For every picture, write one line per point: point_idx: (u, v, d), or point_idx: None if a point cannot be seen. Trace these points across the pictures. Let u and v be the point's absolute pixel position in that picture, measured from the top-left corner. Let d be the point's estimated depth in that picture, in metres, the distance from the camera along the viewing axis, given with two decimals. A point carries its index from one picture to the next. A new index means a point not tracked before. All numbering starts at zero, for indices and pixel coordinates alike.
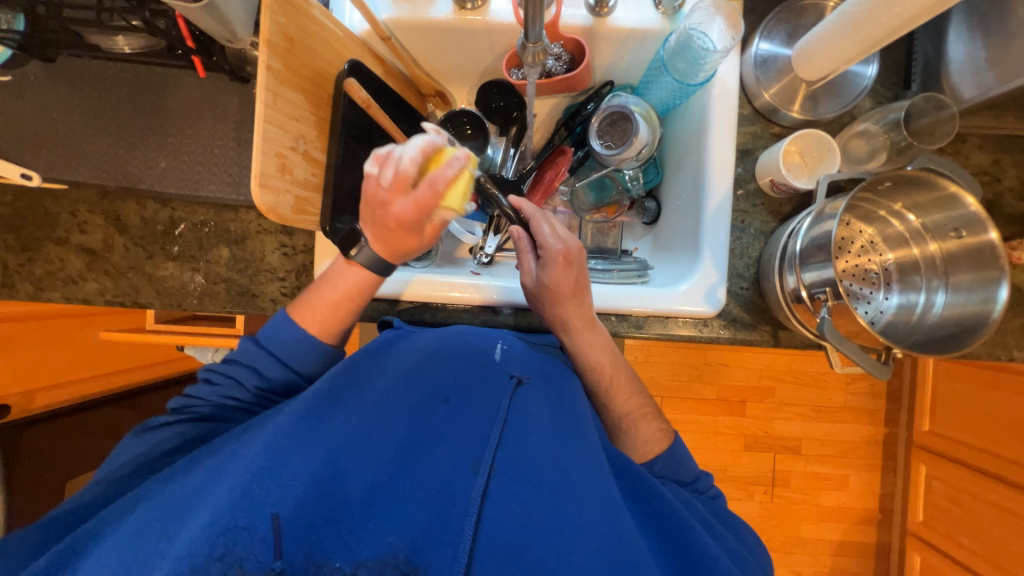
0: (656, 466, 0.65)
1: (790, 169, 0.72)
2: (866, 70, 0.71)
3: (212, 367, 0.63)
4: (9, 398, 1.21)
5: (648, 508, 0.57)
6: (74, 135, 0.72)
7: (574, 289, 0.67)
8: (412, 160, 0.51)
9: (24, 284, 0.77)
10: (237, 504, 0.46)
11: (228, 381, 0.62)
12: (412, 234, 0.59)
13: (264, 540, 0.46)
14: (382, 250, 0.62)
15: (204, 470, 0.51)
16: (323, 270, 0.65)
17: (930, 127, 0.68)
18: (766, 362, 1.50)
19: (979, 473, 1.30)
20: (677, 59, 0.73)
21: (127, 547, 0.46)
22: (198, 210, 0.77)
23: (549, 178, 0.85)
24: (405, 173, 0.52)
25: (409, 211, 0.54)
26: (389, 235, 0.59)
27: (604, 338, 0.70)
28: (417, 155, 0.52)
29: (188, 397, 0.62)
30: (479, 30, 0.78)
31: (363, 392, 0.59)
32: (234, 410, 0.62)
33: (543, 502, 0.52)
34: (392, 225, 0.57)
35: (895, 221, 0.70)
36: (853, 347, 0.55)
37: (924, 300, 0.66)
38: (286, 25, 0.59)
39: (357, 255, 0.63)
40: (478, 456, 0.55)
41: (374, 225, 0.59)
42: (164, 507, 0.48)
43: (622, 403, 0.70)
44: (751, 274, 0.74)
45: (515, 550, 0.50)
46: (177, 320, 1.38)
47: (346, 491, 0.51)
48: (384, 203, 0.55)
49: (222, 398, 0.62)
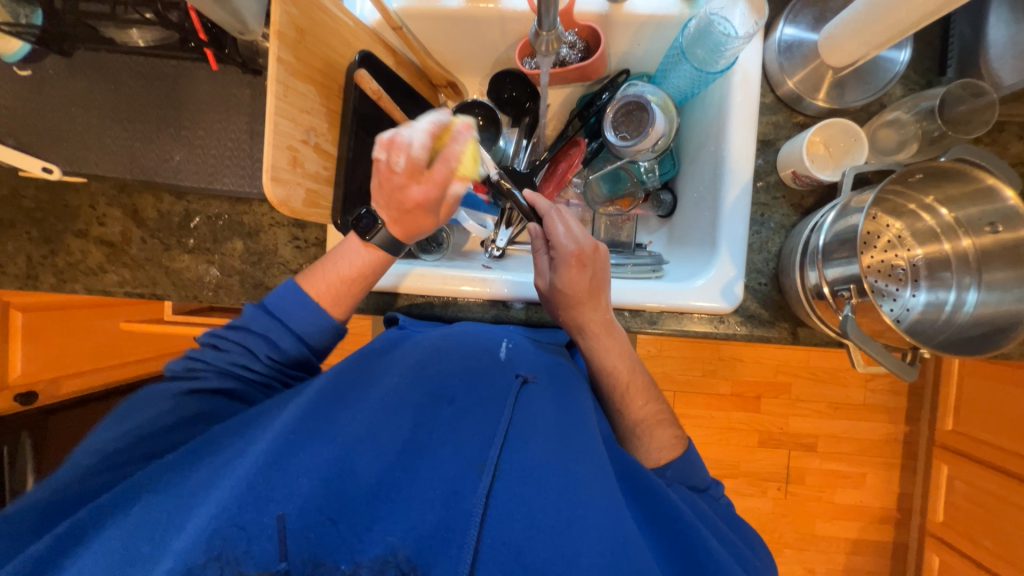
0: (668, 473, 0.65)
1: (815, 161, 0.68)
2: (898, 55, 0.68)
3: (221, 333, 0.63)
4: (37, 384, 1.25)
5: (653, 508, 0.56)
6: (90, 128, 0.73)
7: (588, 293, 0.66)
8: (422, 142, 0.58)
9: (47, 275, 0.78)
10: (242, 499, 0.46)
11: (238, 348, 0.62)
12: (430, 212, 0.64)
13: (268, 538, 0.45)
14: (399, 232, 0.65)
15: (211, 466, 0.52)
16: (345, 266, 0.66)
17: (967, 116, 0.64)
18: (783, 357, 1.47)
19: (1002, 473, 1.26)
20: (695, 46, 0.71)
21: (134, 537, 0.47)
22: (212, 202, 0.78)
23: (561, 170, 0.84)
24: (418, 154, 0.58)
25: (428, 186, 0.61)
26: (411, 214, 0.63)
27: (623, 346, 0.68)
28: (423, 137, 0.58)
29: (193, 360, 0.62)
30: (492, 18, 0.76)
31: (367, 392, 0.60)
32: (238, 378, 0.63)
33: (548, 504, 0.51)
34: (414, 204, 0.62)
35: (926, 215, 0.66)
36: (876, 347, 0.53)
37: (954, 299, 0.63)
38: (297, 15, 0.58)
39: (373, 237, 0.64)
40: (483, 457, 0.54)
41: (390, 209, 0.62)
42: (168, 502, 0.49)
43: (637, 409, 0.68)
44: (770, 270, 0.72)
45: (518, 550, 0.49)
46: (193, 312, 1.41)
47: (351, 487, 0.51)
48: (400, 186, 0.60)
49: (230, 364, 0.62)
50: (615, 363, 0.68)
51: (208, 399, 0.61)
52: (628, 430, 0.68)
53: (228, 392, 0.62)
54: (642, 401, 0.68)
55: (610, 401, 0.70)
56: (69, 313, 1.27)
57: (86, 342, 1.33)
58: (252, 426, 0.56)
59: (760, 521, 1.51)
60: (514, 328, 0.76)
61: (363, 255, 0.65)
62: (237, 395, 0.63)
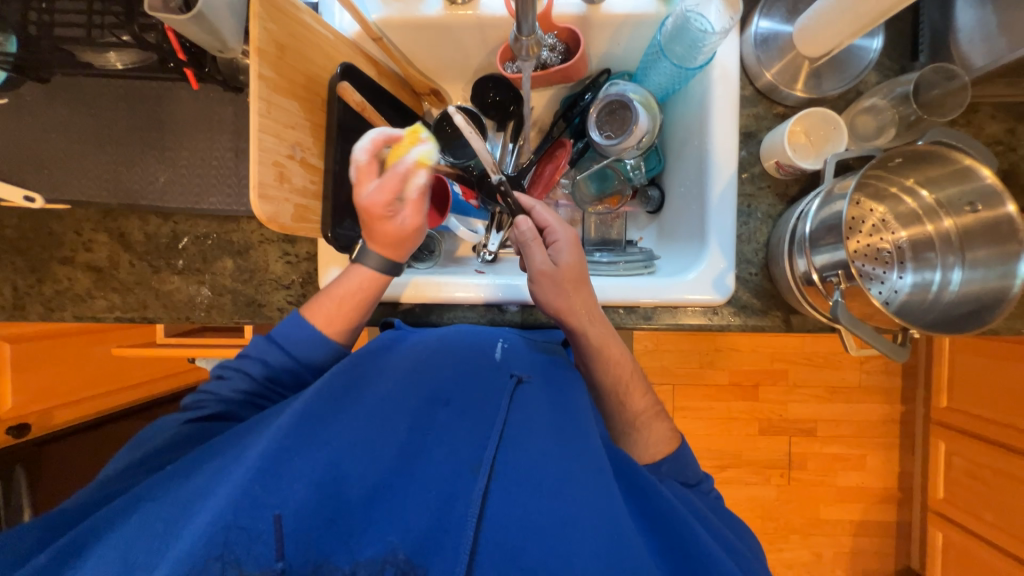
0: (662, 468, 0.64)
1: (796, 150, 0.69)
2: (871, 43, 0.69)
3: (224, 363, 0.65)
4: (29, 416, 1.23)
5: (647, 504, 0.56)
6: (74, 154, 0.72)
7: (582, 282, 0.65)
8: (364, 149, 0.63)
9: (35, 305, 0.77)
10: (238, 504, 0.46)
11: (238, 375, 0.64)
12: (394, 221, 0.64)
13: (265, 541, 0.46)
14: (376, 248, 0.65)
15: (205, 473, 0.51)
16: (340, 288, 0.65)
17: (940, 99, 0.66)
18: (777, 345, 1.48)
19: (997, 447, 1.28)
20: (673, 43, 0.71)
21: (131, 545, 0.46)
22: (199, 222, 0.77)
23: (548, 172, 0.84)
24: (362, 163, 0.62)
25: (377, 189, 0.62)
26: (377, 227, 0.63)
27: (624, 356, 0.67)
28: (368, 145, 0.63)
29: (201, 392, 0.64)
30: (471, 25, 0.77)
31: (364, 395, 0.60)
32: (243, 404, 0.64)
33: (544, 503, 0.52)
34: (372, 209, 0.62)
35: (908, 198, 0.68)
36: (866, 329, 0.54)
37: (940, 278, 0.64)
38: (276, 31, 0.58)
39: (368, 261, 0.65)
40: (479, 456, 0.55)
41: (367, 230, 0.64)
42: (164, 510, 0.48)
43: (634, 404, 0.67)
44: (760, 260, 0.73)
45: (514, 550, 0.49)
46: (186, 333, 1.40)
47: (346, 491, 0.50)
48: (361, 201, 0.63)
49: (231, 391, 0.63)
50: (614, 353, 0.66)
51: (216, 425, 0.62)
52: (624, 424, 0.67)
53: (232, 418, 0.63)
54: (639, 393, 0.67)
55: (611, 395, 0.67)
56: (60, 341, 1.25)
57: (77, 370, 1.31)
58: (251, 431, 0.56)
59: (764, 509, 1.53)
60: (510, 330, 0.76)
61: (357, 273, 0.65)
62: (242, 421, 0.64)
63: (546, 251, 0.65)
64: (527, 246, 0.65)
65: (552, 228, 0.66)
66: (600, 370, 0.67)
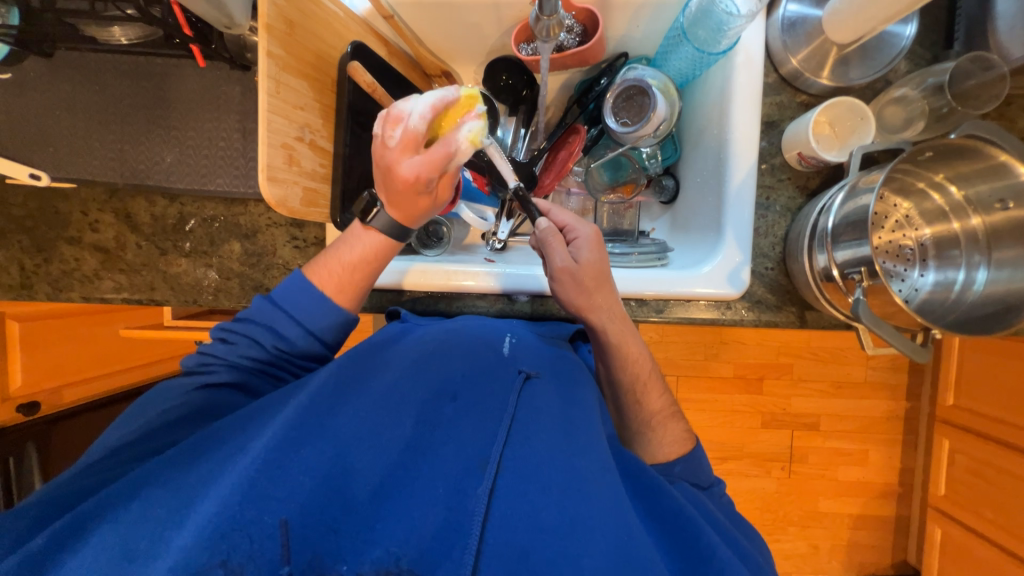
0: (675, 469, 0.63)
1: (820, 142, 0.67)
2: (904, 30, 0.66)
3: (230, 326, 0.63)
4: (38, 394, 1.24)
5: (655, 505, 0.55)
6: (79, 132, 0.71)
7: (602, 281, 0.63)
8: (423, 115, 0.52)
9: (42, 285, 0.77)
10: (244, 493, 0.46)
11: (247, 342, 0.62)
12: (425, 193, 0.58)
13: (271, 538, 0.45)
14: (398, 215, 0.60)
15: (210, 462, 0.51)
16: (347, 252, 0.63)
17: (977, 89, 0.63)
18: (785, 339, 1.47)
19: (1001, 445, 1.27)
20: (697, 27, 0.69)
21: (132, 532, 0.46)
22: (206, 205, 0.76)
23: (561, 158, 0.80)
24: (416, 129, 0.53)
25: (421, 165, 0.54)
26: (403, 198, 0.57)
27: (642, 354, 0.66)
28: (426, 110, 0.53)
29: (205, 354, 0.62)
30: (486, 3, 0.74)
31: (370, 387, 0.59)
32: (250, 372, 0.63)
33: (551, 502, 0.51)
34: (406, 186, 0.56)
35: (935, 194, 0.66)
36: (889, 329, 0.52)
37: (963, 278, 0.63)
38: (285, 7, 0.56)
39: (372, 220, 0.61)
40: (485, 455, 0.54)
41: (386, 190, 0.58)
42: (166, 500, 0.48)
43: (651, 402, 0.66)
44: (776, 254, 0.71)
45: (524, 551, 0.48)
46: (193, 316, 1.41)
47: (353, 490, 0.50)
48: (391, 164, 0.55)
49: (241, 358, 0.62)
50: (632, 352, 0.65)
51: (229, 395, 0.61)
52: (639, 424, 0.66)
53: (240, 385, 0.62)
54: (656, 393, 0.66)
55: (628, 393, 0.66)
56: (65, 321, 1.25)
57: (84, 349, 1.32)
58: (256, 421, 0.55)
59: (765, 501, 1.53)
60: (519, 321, 0.75)
61: (365, 240, 0.62)
62: (251, 390, 0.63)
63: (567, 248, 0.63)
64: (548, 243, 0.62)
65: (571, 225, 0.64)
66: (616, 368, 0.66)
